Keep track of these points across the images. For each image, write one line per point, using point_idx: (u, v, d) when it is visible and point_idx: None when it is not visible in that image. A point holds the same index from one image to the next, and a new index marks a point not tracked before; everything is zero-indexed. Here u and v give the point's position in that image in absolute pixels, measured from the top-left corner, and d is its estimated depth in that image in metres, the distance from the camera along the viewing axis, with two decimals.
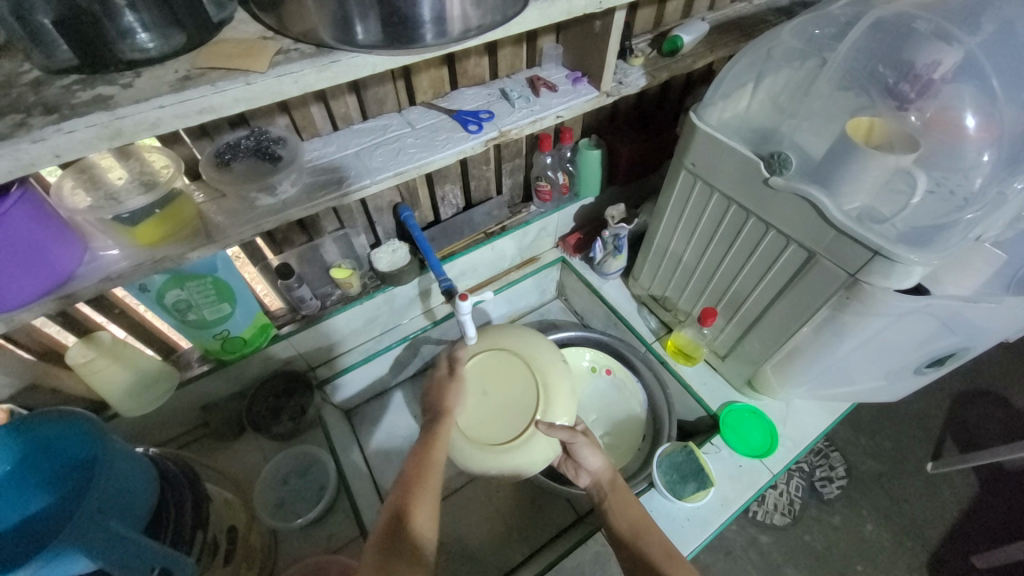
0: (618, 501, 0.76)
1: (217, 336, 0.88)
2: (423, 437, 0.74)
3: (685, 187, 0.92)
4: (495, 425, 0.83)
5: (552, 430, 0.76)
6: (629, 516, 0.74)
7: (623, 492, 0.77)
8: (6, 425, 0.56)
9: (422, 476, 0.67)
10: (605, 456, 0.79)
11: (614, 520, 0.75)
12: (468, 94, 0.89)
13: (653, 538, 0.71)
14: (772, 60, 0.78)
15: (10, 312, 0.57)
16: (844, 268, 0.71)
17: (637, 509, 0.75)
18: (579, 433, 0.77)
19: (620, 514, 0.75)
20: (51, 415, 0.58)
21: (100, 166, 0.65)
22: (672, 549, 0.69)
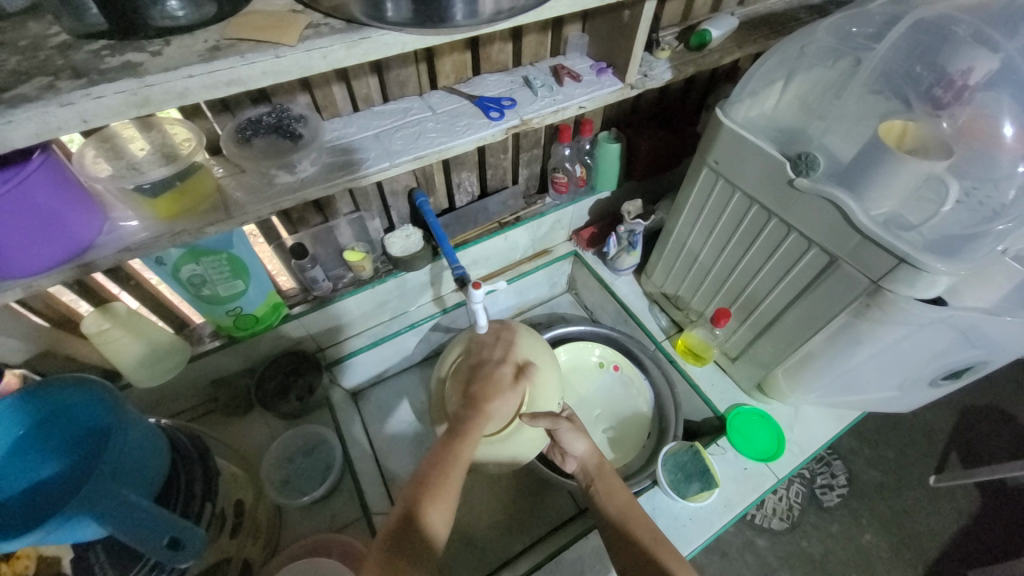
0: (606, 487, 0.77)
1: (230, 313, 0.89)
2: (446, 436, 0.69)
3: (706, 185, 0.91)
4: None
5: (537, 420, 0.73)
6: (619, 502, 0.75)
7: (610, 478, 0.78)
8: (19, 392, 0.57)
9: (439, 477, 0.64)
10: (591, 443, 0.79)
11: (603, 505, 0.76)
12: (490, 80, 0.88)
13: (643, 524, 0.72)
14: (804, 58, 0.76)
15: (30, 277, 0.58)
16: (866, 274, 0.70)
17: (623, 495, 0.76)
18: (564, 420, 0.76)
19: (609, 499, 0.76)
20: (67, 381, 0.59)
21: (122, 136, 0.65)
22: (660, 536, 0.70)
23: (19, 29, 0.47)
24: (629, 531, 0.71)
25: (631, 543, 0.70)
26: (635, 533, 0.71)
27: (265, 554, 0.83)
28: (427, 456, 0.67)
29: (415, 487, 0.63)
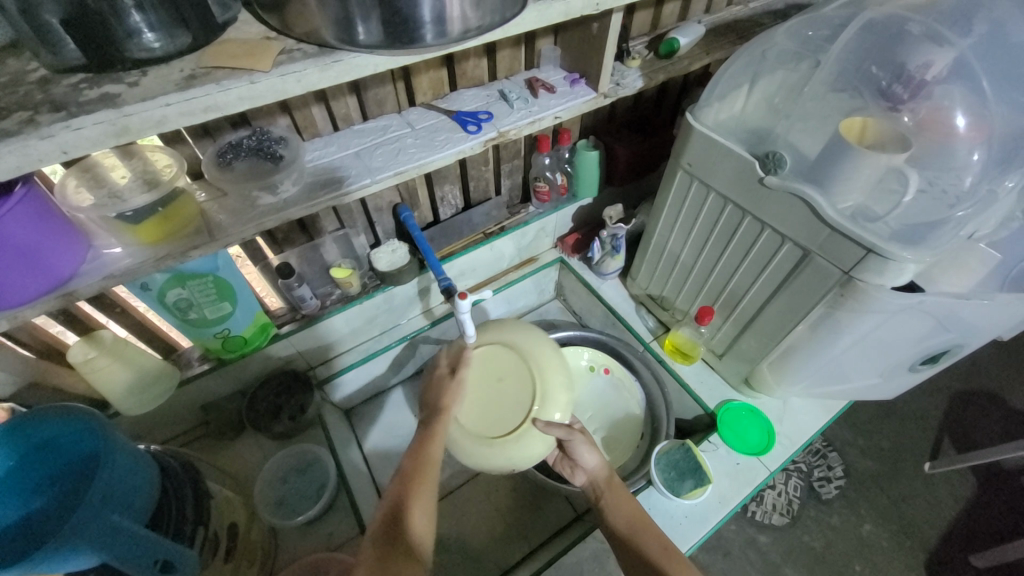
0: (614, 500, 0.77)
1: (218, 335, 0.89)
2: (420, 434, 0.74)
3: (681, 187, 0.93)
4: (492, 418, 0.80)
5: (549, 429, 0.76)
6: (628, 513, 0.75)
7: (619, 489, 0.78)
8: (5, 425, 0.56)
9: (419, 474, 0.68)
10: (601, 455, 0.80)
11: (609, 518, 0.76)
12: (467, 95, 0.90)
13: (650, 535, 0.72)
14: (767, 61, 0.80)
15: (14, 309, 0.58)
16: (838, 266, 0.72)
17: (632, 506, 0.76)
18: (576, 431, 0.78)
19: (615, 512, 0.76)
20: (52, 412, 0.58)
21: (103, 165, 0.66)
22: (669, 544, 0.70)
23: None
24: (639, 547, 0.71)
25: (641, 557, 0.69)
26: (643, 545, 0.71)
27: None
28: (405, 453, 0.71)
29: (400, 485, 0.67)
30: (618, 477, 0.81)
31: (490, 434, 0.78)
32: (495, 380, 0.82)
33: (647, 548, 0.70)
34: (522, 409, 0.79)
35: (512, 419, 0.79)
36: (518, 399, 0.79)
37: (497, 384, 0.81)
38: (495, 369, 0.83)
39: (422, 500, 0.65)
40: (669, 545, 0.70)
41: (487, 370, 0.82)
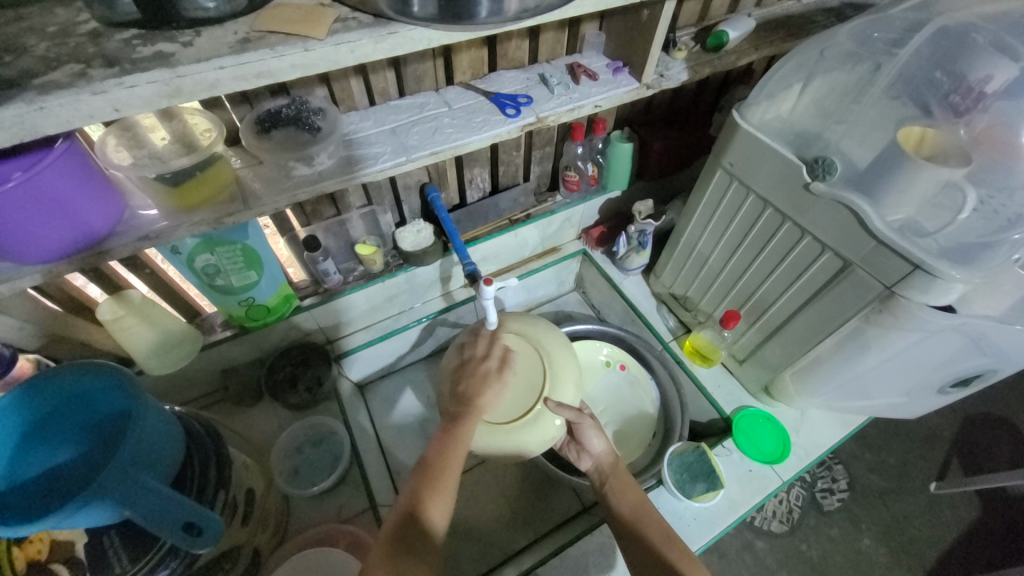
0: (619, 487, 0.76)
1: (242, 303, 0.89)
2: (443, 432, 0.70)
3: (719, 186, 0.90)
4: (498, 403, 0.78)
5: (562, 411, 0.76)
6: (633, 501, 0.74)
7: (624, 477, 0.78)
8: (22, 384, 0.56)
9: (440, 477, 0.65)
10: (607, 441, 0.80)
11: (614, 504, 0.75)
12: (507, 77, 0.88)
13: (653, 524, 0.71)
14: (823, 63, 0.76)
15: (52, 261, 0.59)
16: (881, 280, 0.70)
17: (637, 494, 0.75)
18: (584, 416, 0.78)
19: (620, 498, 0.75)
20: (76, 368, 0.59)
21: (143, 126, 0.65)
22: (672, 533, 0.70)
23: (46, 15, 0.47)
24: (643, 535, 0.70)
25: (645, 544, 0.69)
26: (648, 533, 0.70)
27: (274, 541, 0.84)
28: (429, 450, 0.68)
29: (417, 479, 0.65)
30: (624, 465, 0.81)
31: (497, 421, 0.77)
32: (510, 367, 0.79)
33: (649, 534, 0.70)
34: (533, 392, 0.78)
35: (523, 403, 0.77)
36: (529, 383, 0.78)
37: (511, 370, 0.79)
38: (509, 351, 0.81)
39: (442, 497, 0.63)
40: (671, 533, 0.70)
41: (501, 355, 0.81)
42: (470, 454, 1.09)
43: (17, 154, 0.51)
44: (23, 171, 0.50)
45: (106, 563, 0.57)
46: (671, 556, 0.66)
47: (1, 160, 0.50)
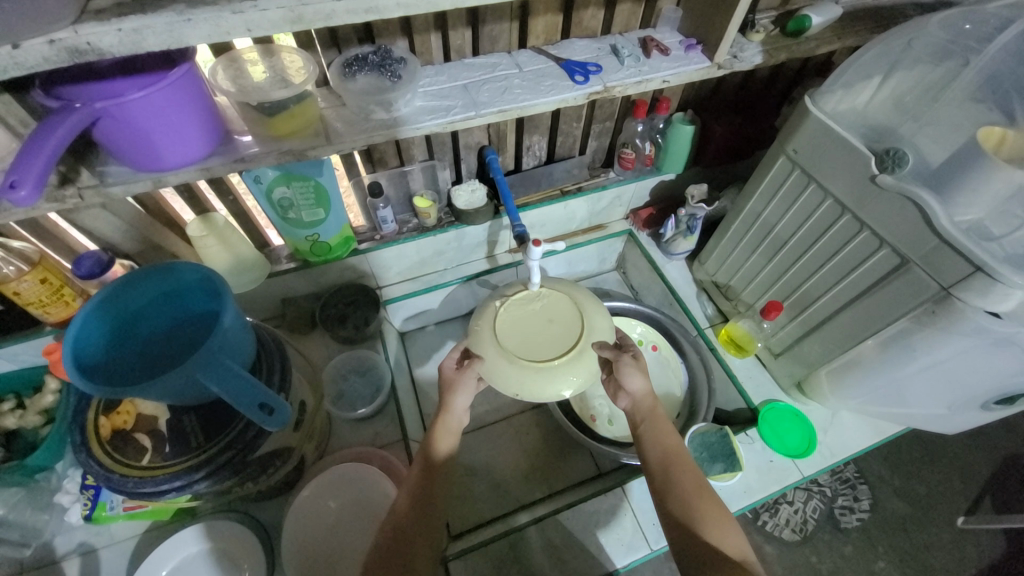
0: (656, 432, 0.74)
1: (308, 238, 0.96)
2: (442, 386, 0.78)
3: (780, 174, 0.89)
4: (532, 343, 0.76)
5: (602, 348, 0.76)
6: (673, 452, 0.72)
7: (664, 422, 0.75)
8: (123, 277, 0.65)
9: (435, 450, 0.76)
10: (647, 381, 0.76)
11: (647, 449, 0.74)
12: (578, 45, 0.90)
13: (688, 477, 0.70)
14: (911, 54, 0.73)
15: (162, 172, 0.67)
16: (937, 279, 0.69)
17: (671, 438, 0.73)
18: (623, 354, 0.77)
19: (655, 446, 0.73)
20: (164, 267, 0.66)
21: (245, 59, 0.71)
22: (703, 484, 0.69)
23: None
24: (678, 484, 0.69)
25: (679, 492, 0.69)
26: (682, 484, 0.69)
27: (314, 456, 0.92)
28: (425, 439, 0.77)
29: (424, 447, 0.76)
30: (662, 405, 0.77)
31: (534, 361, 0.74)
32: (548, 318, 0.78)
33: (678, 483, 0.69)
34: (571, 336, 0.76)
35: (562, 343, 0.76)
36: (566, 330, 0.77)
37: (549, 322, 0.78)
38: (540, 309, 0.79)
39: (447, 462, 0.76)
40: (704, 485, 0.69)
41: (534, 308, 0.79)
42: (496, 410, 1.15)
43: (136, 73, 0.57)
44: (139, 90, 0.56)
45: (185, 439, 0.67)
46: (698, 516, 0.66)
47: (121, 77, 0.56)
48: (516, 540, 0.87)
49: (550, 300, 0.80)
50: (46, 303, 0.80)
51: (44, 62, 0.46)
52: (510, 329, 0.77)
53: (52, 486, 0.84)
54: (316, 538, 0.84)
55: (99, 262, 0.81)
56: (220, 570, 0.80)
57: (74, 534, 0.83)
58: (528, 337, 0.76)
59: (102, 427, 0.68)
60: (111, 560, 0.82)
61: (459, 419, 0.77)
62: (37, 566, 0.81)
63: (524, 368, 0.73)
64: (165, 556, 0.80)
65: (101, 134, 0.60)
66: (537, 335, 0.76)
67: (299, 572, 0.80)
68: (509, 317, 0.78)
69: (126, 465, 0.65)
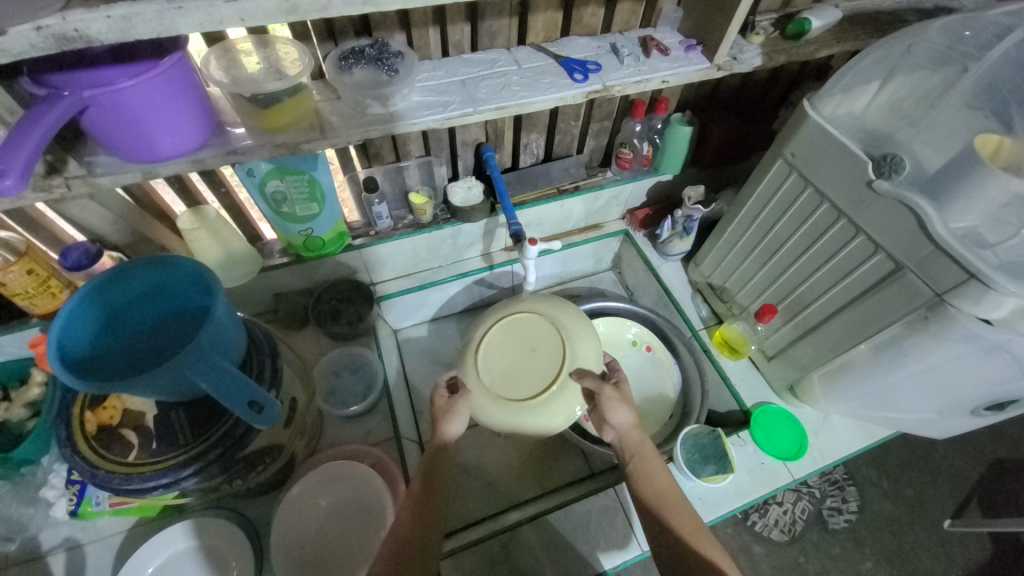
0: (648, 467, 0.74)
1: (301, 233, 0.95)
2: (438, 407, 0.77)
3: (777, 177, 0.89)
4: (514, 377, 0.77)
5: (582, 378, 0.76)
6: (668, 488, 0.72)
7: (654, 457, 0.75)
8: (111, 270, 0.63)
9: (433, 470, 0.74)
10: (632, 414, 0.75)
11: (639, 487, 0.74)
12: (578, 43, 0.89)
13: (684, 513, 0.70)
14: (908, 60, 0.73)
15: (152, 164, 0.66)
16: (931, 286, 0.69)
17: (664, 481, 0.73)
18: (605, 385, 0.76)
19: (649, 482, 0.73)
20: (153, 260, 0.65)
21: (239, 49, 0.70)
22: (700, 523, 0.69)
23: None
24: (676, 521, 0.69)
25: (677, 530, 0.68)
26: (681, 520, 0.69)
27: (305, 453, 0.92)
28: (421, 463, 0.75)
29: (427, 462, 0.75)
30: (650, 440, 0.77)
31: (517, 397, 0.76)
32: (529, 346, 0.79)
33: (673, 521, 0.69)
34: (553, 367, 0.77)
35: (544, 375, 0.77)
36: (549, 357, 0.78)
37: (531, 351, 0.79)
38: (526, 333, 0.81)
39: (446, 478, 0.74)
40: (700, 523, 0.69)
41: (517, 334, 0.81)
42: None
43: (127, 61, 0.55)
44: (129, 78, 0.55)
45: (172, 435, 0.66)
46: (697, 549, 0.66)
47: (112, 65, 0.55)
48: (508, 539, 0.87)
49: (533, 322, 0.81)
50: (33, 295, 0.78)
51: (31, 49, 0.44)
52: (494, 361, 0.79)
53: (37, 480, 0.83)
54: (306, 537, 0.83)
55: (87, 253, 0.79)
56: (207, 568, 0.79)
57: (60, 529, 0.82)
58: (511, 371, 0.78)
59: (87, 423, 0.67)
60: (95, 557, 0.81)
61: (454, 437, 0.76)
62: (19, 562, 0.79)
63: (507, 406, 0.75)
64: (151, 552, 0.79)
65: (89, 123, 0.59)
66: (518, 367, 0.78)
67: (288, 570, 0.79)
68: (494, 346, 0.80)
69: (111, 462, 0.64)
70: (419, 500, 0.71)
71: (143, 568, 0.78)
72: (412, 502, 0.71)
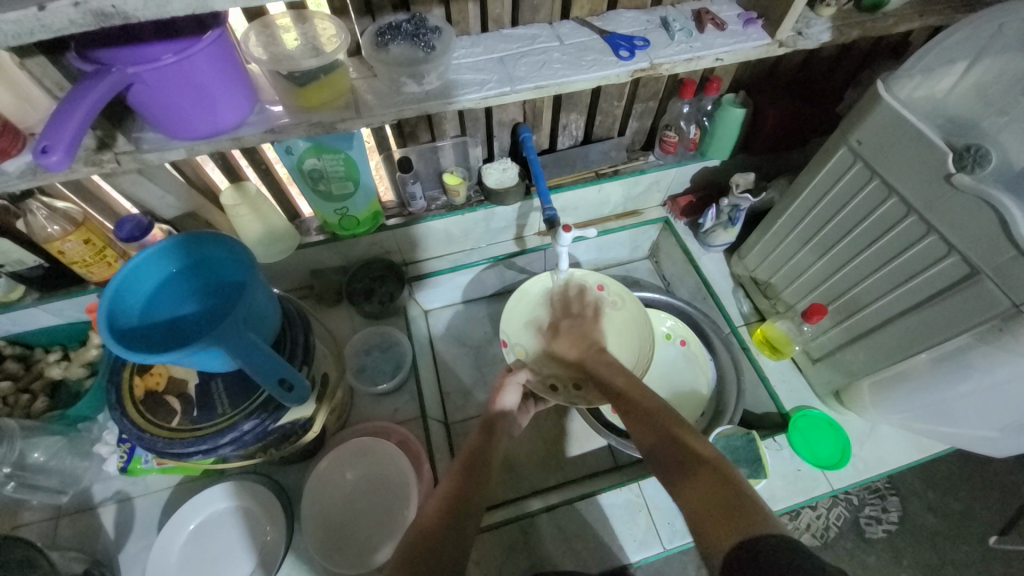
0: (662, 427, 0.66)
1: (337, 212, 0.96)
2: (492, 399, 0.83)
3: (838, 166, 0.81)
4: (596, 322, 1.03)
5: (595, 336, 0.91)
6: (692, 451, 0.61)
7: (669, 418, 0.67)
8: (163, 243, 0.66)
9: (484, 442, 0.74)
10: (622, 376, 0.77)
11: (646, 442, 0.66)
12: (625, 17, 0.83)
13: (705, 479, 0.57)
14: (1004, 37, 0.64)
15: (195, 141, 0.67)
16: (1009, 295, 0.62)
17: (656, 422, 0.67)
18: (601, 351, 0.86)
19: (666, 450, 0.63)
20: (202, 235, 0.67)
21: (278, 25, 0.69)
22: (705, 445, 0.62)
23: None
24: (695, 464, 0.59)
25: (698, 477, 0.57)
26: (700, 485, 0.56)
27: (335, 426, 0.95)
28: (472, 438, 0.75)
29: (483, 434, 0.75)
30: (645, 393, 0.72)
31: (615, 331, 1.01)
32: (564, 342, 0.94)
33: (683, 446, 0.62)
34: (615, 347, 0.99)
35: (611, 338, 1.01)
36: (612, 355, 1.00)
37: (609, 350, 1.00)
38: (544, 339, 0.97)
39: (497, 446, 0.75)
40: (731, 478, 0.56)
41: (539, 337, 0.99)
42: None
43: (170, 37, 0.55)
44: (173, 54, 0.56)
45: (211, 404, 0.69)
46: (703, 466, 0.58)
47: (155, 41, 0.55)
48: (526, 526, 0.86)
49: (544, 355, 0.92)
50: (90, 263, 0.83)
51: (72, 25, 0.45)
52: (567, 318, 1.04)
53: (92, 436, 0.91)
54: (334, 507, 0.87)
55: (140, 226, 0.83)
56: (241, 529, 0.84)
57: (110, 483, 0.89)
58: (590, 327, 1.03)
59: (136, 388, 0.71)
60: (143, 510, 0.87)
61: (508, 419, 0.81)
62: (74, 511, 0.86)
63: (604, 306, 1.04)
64: (191, 512, 0.84)
65: (134, 99, 0.60)
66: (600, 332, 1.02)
67: (315, 538, 0.83)
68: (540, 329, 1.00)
69: (155, 426, 0.68)
70: (469, 462, 0.70)
71: (184, 524, 0.83)
72: (462, 465, 0.70)
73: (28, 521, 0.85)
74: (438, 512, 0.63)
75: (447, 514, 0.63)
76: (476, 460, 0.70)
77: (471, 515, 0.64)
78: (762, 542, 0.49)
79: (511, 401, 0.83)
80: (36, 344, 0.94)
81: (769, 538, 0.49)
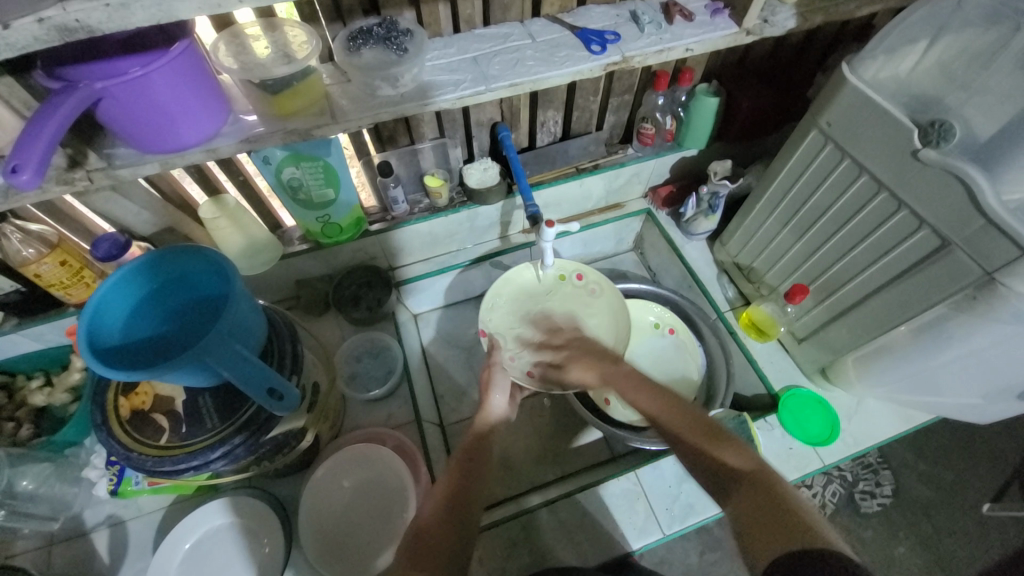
0: (694, 440, 0.64)
1: (319, 220, 0.96)
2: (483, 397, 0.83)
3: (811, 149, 0.83)
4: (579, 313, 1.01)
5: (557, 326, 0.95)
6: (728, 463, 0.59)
7: (702, 424, 0.67)
8: (138, 260, 0.65)
9: (478, 444, 0.74)
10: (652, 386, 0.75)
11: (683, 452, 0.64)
12: (596, 12, 0.84)
13: (748, 489, 0.55)
14: (961, 14, 0.66)
15: (170, 154, 0.67)
16: (981, 263, 0.64)
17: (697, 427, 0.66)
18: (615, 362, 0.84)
19: (699, 460, 0.62)
20: (180, 248, 0.67)
21: (248, 34, 0.69)
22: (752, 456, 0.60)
23: None
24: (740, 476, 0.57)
25: (748, 490, 0.55)
26: (744, 494, 0.55)
27: (330, 435, 0.95)
28: (466, 437, 0.76)
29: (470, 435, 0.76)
30: (686, 401, 0.71)
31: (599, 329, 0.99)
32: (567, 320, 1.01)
33: (722, 456, 0.61)
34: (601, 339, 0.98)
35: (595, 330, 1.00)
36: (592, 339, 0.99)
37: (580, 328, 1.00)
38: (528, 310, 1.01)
39: (496, 444, 0.75)
40: (778, 489, 0.55)
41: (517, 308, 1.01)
42: None
43: (137, 51, 0.55)
44: (141, 68, 0.55)
45: (199, 418, 0.68)
46: (748, 478, 0.57)
47: (122, 55, 0.54)
48: (527, 523, 0.87)
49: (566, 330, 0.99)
50: (67, 285, 0.82)
51: (36, 41, 0.45)
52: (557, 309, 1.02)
53: (80, 461, 0.89)
54: (332, 515, 0.87)
55: (116, 244, 0.81)
56: (239, 544, 0.83)
57: (102, 508, 0.87)
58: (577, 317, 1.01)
59: (121, 408, 0.69)
60: (138, 532, 0.86)
61: (496, 415, 0.82)
62: (66, 538, 0.85)
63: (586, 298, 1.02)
64: (187, 531, 0.83)
65: (104, 115, 0.59)
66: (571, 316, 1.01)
67: (315, 548, 0.83)
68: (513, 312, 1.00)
69: (143, 445, 0.67)
70: (465, 461, 0.70)
71: (180, 543, 0.82)
72: (458, 462, 0.71)
73: (20, 550, 0.84)
74: (440, 511, 0.64)
75: (450, 511, 0.64)
76: (472, 457, 0.71)
77: (474, 510, 0.65)
78: (816, 554, 0.46)
79: (500, 402, 0.83)
80: (20, 371, 0.92)
81: (825, 549, 0.46)
